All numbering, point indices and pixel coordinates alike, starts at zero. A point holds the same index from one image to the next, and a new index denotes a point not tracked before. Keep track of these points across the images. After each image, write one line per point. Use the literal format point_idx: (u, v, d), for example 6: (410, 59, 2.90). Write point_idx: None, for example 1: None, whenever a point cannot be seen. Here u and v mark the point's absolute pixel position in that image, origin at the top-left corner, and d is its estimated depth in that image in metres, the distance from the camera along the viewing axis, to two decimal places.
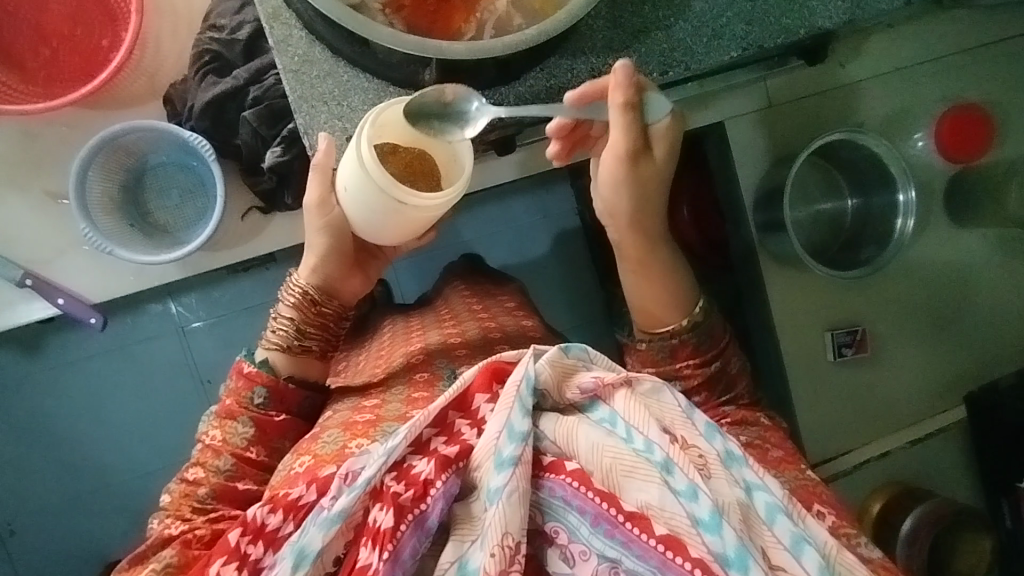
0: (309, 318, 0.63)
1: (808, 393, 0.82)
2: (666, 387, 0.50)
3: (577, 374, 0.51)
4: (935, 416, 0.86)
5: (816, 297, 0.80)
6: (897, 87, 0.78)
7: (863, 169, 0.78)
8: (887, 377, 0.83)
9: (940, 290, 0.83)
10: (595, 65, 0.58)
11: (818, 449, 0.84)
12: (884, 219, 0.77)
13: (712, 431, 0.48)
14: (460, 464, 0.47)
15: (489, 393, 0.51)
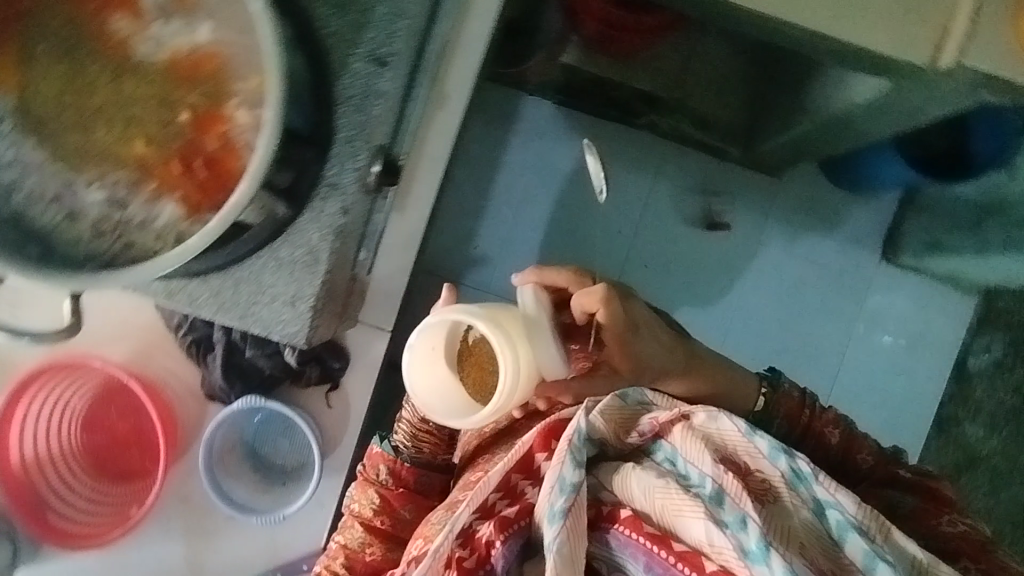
0: (424, 429, 0.90)
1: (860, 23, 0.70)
2: (721, 417, 0.72)
3: (635, 420, 0.75)
4: None
5: None
6: None
7: None
8: None
9: None
10: (368, 51, 0.56)
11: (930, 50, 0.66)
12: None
13: (775, 452, 0.69)
14: (522, 521, 0.71)
15: (545, 452, 0.76)
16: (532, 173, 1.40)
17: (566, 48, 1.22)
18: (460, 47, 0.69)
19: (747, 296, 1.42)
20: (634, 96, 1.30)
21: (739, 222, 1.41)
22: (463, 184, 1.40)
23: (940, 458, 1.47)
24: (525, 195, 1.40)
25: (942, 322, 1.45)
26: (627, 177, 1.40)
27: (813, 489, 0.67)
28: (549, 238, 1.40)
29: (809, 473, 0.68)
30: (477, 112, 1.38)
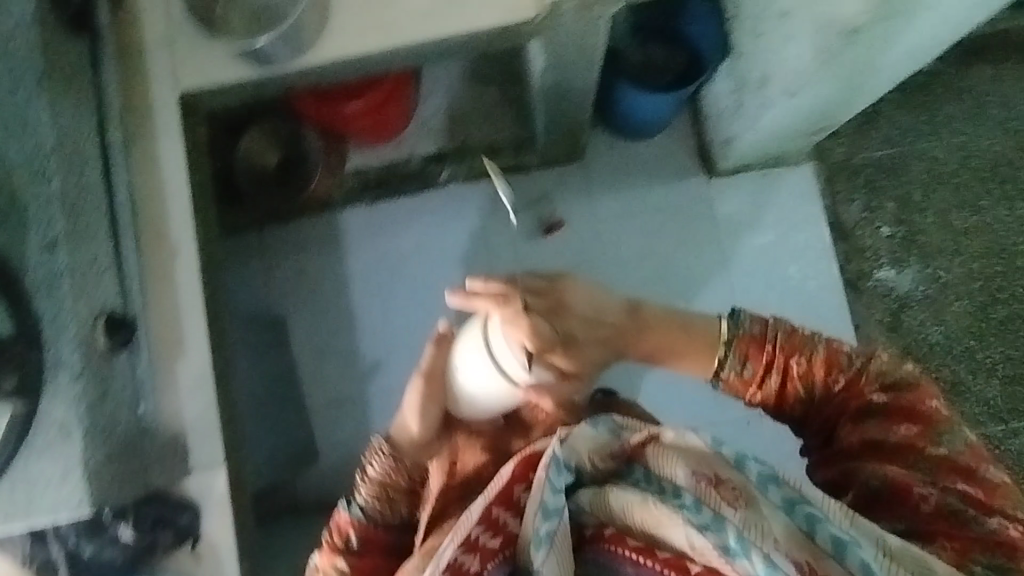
0: (392, 483, 0.80)
1: (465, 12, 0.82)
2: (688, 431, 0.61)
3: (603, 442, 0.64)
4: None
5: (342, 14, 0.83)
6: None
7: None
8: None
9: None
10: (47, 262, 0.76)
11: (499, 15, 0.81)
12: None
13: (743, 460, 0.59)
14: (506, 552, 0.62)
15: (524, 482, 0.65)
16: (380, 270, 1.47)
17: (347, 158, 1.40)
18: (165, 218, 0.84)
19: (618, 273, 1.45)
20: (425, 160, 1.42)
21: (574, 214, 1.45)
22: (329, 310, 1.47)
23: (871, 313, 1.47)
24: (384, 291, 1.47)
25: (804, 191, 1.47)
26: (460, 227, 1.47)
27: (783, 490, 0.57)
28: (422, 315, 1.47)
29: (775, 474, 0.58)
30: (309, 246, 1.47)
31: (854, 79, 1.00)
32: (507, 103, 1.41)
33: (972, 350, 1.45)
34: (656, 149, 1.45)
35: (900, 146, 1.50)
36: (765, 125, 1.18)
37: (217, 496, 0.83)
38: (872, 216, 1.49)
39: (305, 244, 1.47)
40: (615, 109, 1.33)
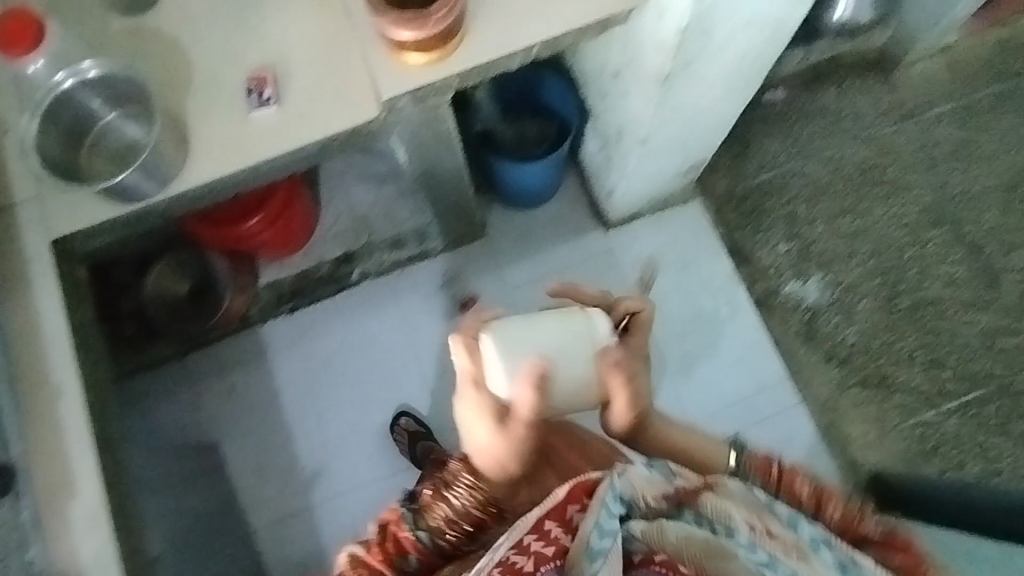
0: (462, 515, 0.75)
1: (311, 120, 0.89)
2: (747, 487, 0.66)
3: (657, 484, 0.65)
4: (325, 18, 0.93)
5: (205, 144, 0.90)
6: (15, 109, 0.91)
7: (59, 128, 0.87)
8: (290, 66, 0.92)
9: (196, 43, 0.94)
10: None
11: (344, 120, 0.89)
12: (97, 79, 0.85)
13: (796, 518, 0.63)
14: (558, 561, 0.59)
15: (579, 505, 0.64)
16: (308, 376, 1.49)
17: (259, 275, 1.43)
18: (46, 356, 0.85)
19: None
20: (335, 262, 1.47)
21: (485, 287, 1.50)
22: (262, 426, 1.46)
23: (787, 326, 1.51)
24: (315, 397, 1.48)
25: (698, 228, 1.55)
26: (380, 322, 1.51)
27: (833, 554, 0.61)
28: (355, 414, 1.47)
29: (827, 538, 0.62)
30: (233, 365, 1.48)
31: (688, 123, 1.10)
32: (403, 196, 1.48)
33: (889, 344, 1.50)
34: (551, 213, 1.53)
35: (775, 169, 1.60)
36: (634, 174, 1.25)
37: None
38: (766, 236, 1.57)
39: (231, 365, 1.48)
40: (500, 183, 1.40)
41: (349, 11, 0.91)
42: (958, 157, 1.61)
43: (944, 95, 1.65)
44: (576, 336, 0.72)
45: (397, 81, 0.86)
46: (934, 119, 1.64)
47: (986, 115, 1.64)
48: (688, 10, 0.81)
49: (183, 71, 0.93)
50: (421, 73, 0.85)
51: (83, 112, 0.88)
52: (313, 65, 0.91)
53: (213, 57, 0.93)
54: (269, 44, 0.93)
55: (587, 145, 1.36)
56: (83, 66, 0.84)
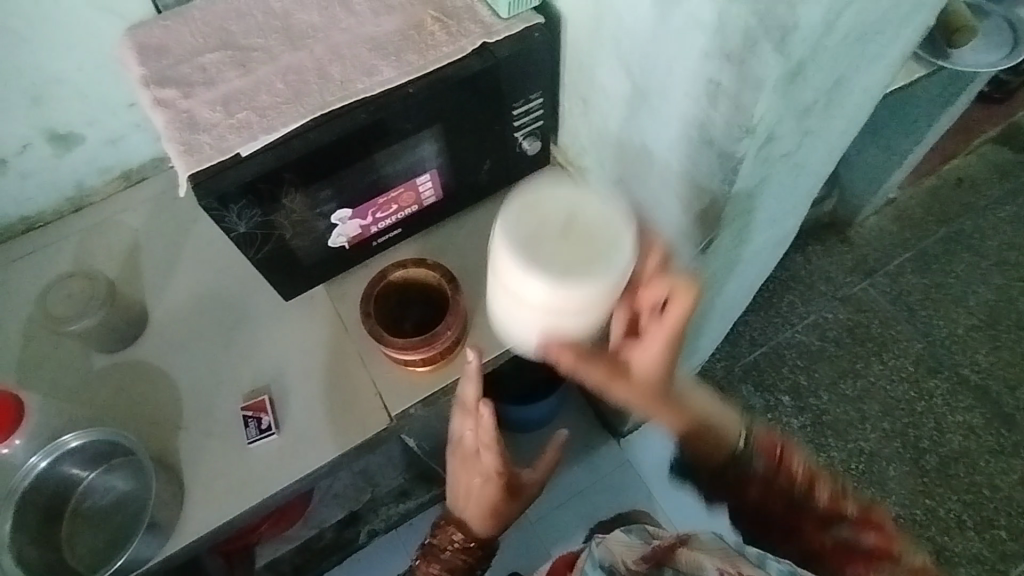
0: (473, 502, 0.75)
1: (315, 440, 0.84)
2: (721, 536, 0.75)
3: (635, 543, 0.84)
4: (314, 325, 0.90)
5: (203, 486, 0.83)
6: None
7: (44, 503, 0.82)
8: (285, 384, 0.87)
9: (178, 369, 0.89)
10: None
11: (355, 434, 0.84)
12: (78, 449, 0.81)
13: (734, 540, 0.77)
14: None
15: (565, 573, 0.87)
16: None
17: (255, 559, 1.27)
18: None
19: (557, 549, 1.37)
20: (338, 528, 1.35)
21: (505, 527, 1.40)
22: None
23: None
24: None
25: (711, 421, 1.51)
26: None
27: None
28: None
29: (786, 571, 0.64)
30: None
31: (692, 350, 1.09)
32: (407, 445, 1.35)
33: (933, 510, 1.44)
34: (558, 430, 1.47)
35: (767, 345, 1.60)
36: None
37: None
38: (776, 415, 1.54)
39: None
40: (510, 423, 1.35)
41: (345, 318, 0.89)
42: (933, 301, 1.65)
43: (902, 244, 1.72)
44: (535, 273, 0.55)
45: (406, 394, 0.83)
46: (898, 269, 1.69)
47: (945, 259, 1.70)
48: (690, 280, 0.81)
49: (171, 408, 0.86)
50: (429, 383, 0.83)
51: (65, 479, 0.83)
52: (313, 381, 0.87)
53: (199, 384, 0.88)
54: (263, 364, 0.88)
55: None
56: (62, 441, 0.80)
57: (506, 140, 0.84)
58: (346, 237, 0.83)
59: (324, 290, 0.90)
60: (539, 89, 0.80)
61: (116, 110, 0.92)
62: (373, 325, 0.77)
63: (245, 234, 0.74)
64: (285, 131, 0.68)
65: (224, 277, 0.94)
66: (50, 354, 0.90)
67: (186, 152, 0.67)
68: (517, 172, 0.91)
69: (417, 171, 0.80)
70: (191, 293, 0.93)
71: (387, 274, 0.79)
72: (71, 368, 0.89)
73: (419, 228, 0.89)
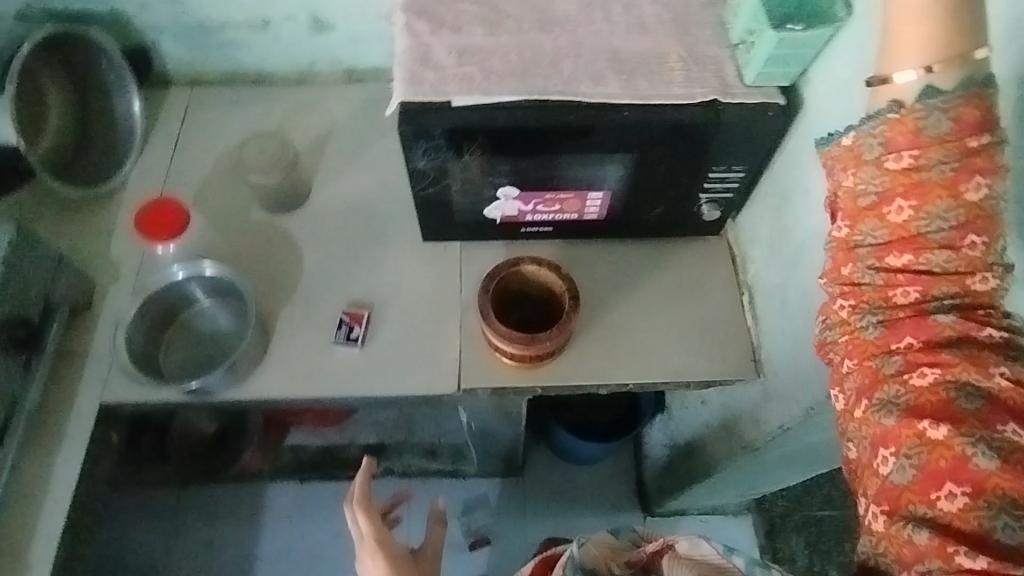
0: None
1: (386, 372, 0.88)
2: (701, 539, 0.61)
3: (625, 551, 0.67)
4: (437, 270, 0.94)
5: (285, 356, 0.90)
6: (133, 272, 0.97)
7: (167, 304, 0.93)
8: (387, 307, 0.92)
9: (311, 250, 0.97)
10: None
11: (422, 383, 0.87)
12: (211, 278, 0.92)
13: (752, 566, 0.58)
14: None
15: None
16: (291, 561, 1.43)
17: (286, 437, 1.37)
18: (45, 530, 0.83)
19: (526, 535, 1.40)
20: (367, 447, 1.39)
21: (503, 533, 1.40)
22: None
23: None
24: None
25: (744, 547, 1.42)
26: None
27: None
28: None
29: None
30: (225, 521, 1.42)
31: (760, 476, 1.03)
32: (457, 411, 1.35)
33: None
34: (594, 475, 1.45)
35: None
36: (690, 494, 1.17)
37: None
38: None
39: (222, 515, 1.44)
40: (555, 445, 1.35)
41: (464, 282, 0.93)
42: None
43: None
44: None
45: (482, 375, 0.86)
46: None
47: None
48: (800, 415, 0.76)
49: (290, 281, 0.95)
50: (507, 375, 0.85)
51: (189, 294, 0.94)
52: (411, 319, 0.91)
53: (320, 272, 0.95)
54: (378, 284, 0.94)
55: (654, 431, 1.30)
56: (202, 265, 0.91)
57: (689, 195, 0.83)
58: (502, 213, 0.86)
59: (459, 248, 0.94)
60: (744, 164, 0.78)
61: (371, 17, 1.00)
62: (487, 302, 0.79)
63: (421, 170, 0.78)
64: (500, 100, 0.71)
65: (383, 193, 1.00)
66: (222, 189, 1.02)
67: (410, 81, 0.72)
68: (682, 227, 0.89)
69: (593, 186, 0.81)
70: (352, 194, 1.01)
71: (521, 263, 0.80)
72: (235, 209, 1.00)
73: (568, 234, 0.91)
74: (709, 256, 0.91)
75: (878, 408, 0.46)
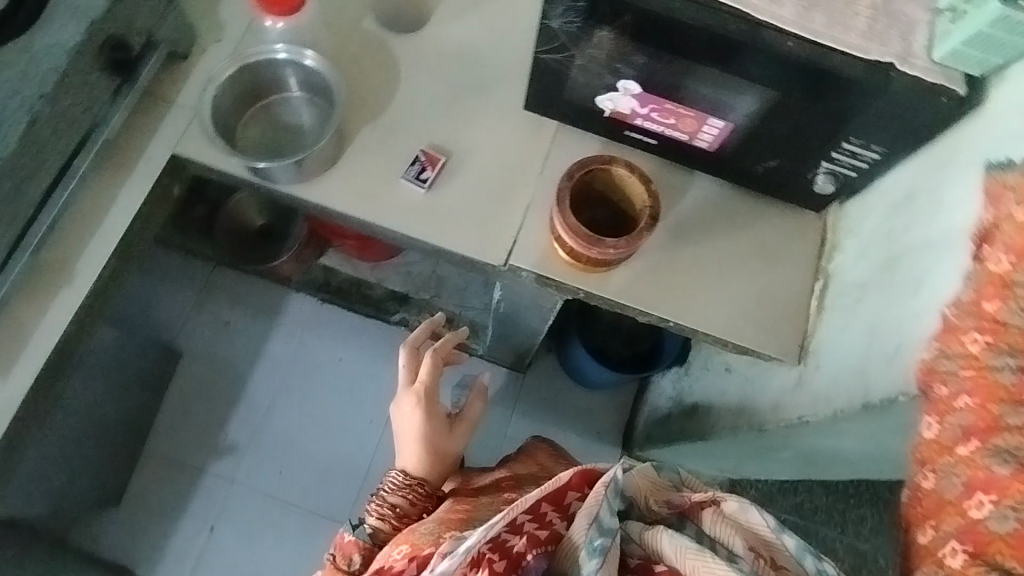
0: (415, 486, 0.87)
1: (444, 224, 0.88)
2: (753, 506, 0.56)
3: (666, 488, 0.63)
4: (529, 142, 0.91)
5: (358, 172, 0.90)
6: (239, 38, 0.95)
7: (261, 81, 0.93)
8: (468, 161, 0.90)
9: (415, 78, 0.94)
10: None
11: (477, 245, 0.87)
12: (309, 71, 0.91)
13: (802, 552, 0.54)
14: (550, 546, 0.61)
15: (580, 491, 0.65)
16: (290, 367, 1.46)
17: (323, 254, 1.40)
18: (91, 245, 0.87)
19: (510, 428, 1.44)
20: (391, 294, 1.43)
21: (488, 418, 1.44)
22: (225, 373, 1.45)
23: None
24: (285, 388, 1.45)
25: None
26: (382, 371, 1.46)
27: None
28: (302, 424, 1.43)
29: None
30: (243, 308, 1.48)
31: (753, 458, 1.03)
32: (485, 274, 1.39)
33: None
34: (590, 400, 1.47)
35: None
36: (675, 450, 1.19)
37: None
38: None
39: (239, 301, 1.49)
40: (566, 357, 1.36)
41: (547, 164, 0.90)
42: None
43: None
44: None
45: (534, 259, 0.85)
46: None
47: None
48: (826, 414, 0.74)
49: (381, 103, 0.92)
50: (556, 268, 0.84)
51: (289, 80, 0.93)
52: (486, 181, 0.89)
53: (414, 103, 0.93)
54: (464, 135, 0.91)
55: (665, 381, 1.30)
56: (305, 54, 0.90)
57: (810, 157, 0.78)
58: (613, 107, 0.82)
59: (554, 129, 0.91)
60: (884, 146, 0.71)
61: None
62: (567, 188, 0.77)
63: (552, 30, 0.73)
64: None
65: (501, 47, 0.96)
66: None
67: None
68: (784, 189, 0.85)
69: (717, 113, 0.76)
70: (469, 39, 0.96)
71: (614, 163, 0.77)
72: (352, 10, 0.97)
73: (668, 154, 0.86)
74: (797, 232, 0.87)
75: (990, 455, 0.45)
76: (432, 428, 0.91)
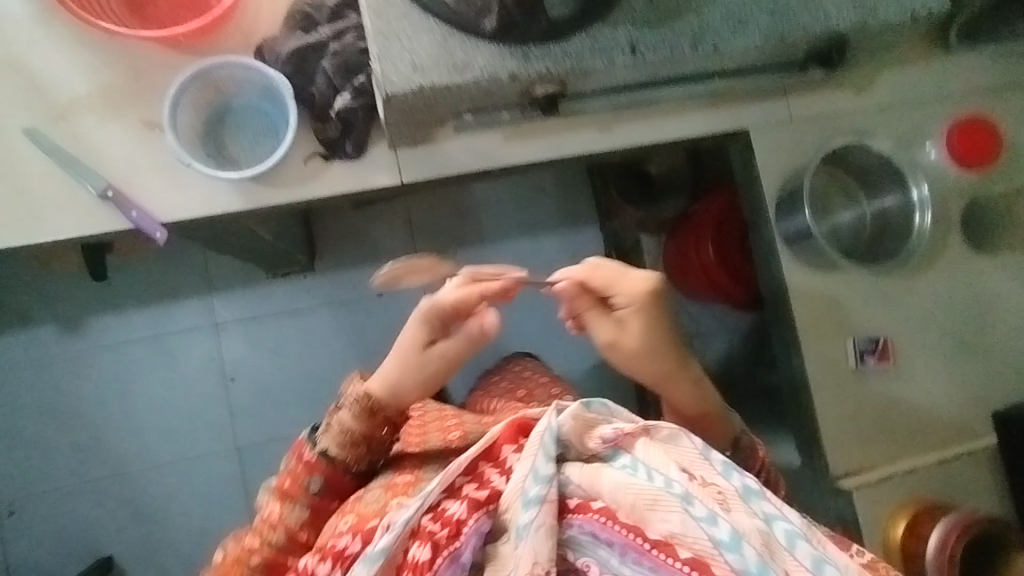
0: (373, 425, 0.71)
1: (831, 402, 0.86)
2: (684, 433, 0.54)
3: (597, 426, 0.56)
4: (961, 434, 0.88)
5: (836, 301, 0.87)
6: (900, 114, 0.89)
7: (870, 165, 0.88)
8: (908, 389, 0.87)
9: (956, 298, 0.90)
10: (634, 36, 0.66)
11: (840, 447, 0.85)
12: (905, 218, 0.86)
13: (728, 468, 0.52)
14: (490, 506, 0.55)
15: (514, 444, 0.60)
16: (539, 265, 1.45)
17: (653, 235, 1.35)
18: (659, 121, 0.82)
19: None
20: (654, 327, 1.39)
21: None
22: (503, 215, 1.43)
23: None
24: (520, 276, 1.44)
25: None
26: None
27: (763, 504, 0.50)
28: None
29: (762, 489, 0.51)
30: (563, 191, 1.46)
31: None
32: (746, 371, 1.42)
33: None
34: None
35: None
36: None
37: (368, 183, 0.76)
38: None
39: (566, 185, 1.46)
40: None
41: (948, 462, 0.87)
42: None
43: None
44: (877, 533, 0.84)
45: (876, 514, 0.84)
46: None
47: None
48: None
49: (903, 273, 0.89)
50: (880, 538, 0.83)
51: (894, 204, 0.87)
52: (899, 418, 0.87)
53: (929, 310, 0.89)
54: (927, 370, 0.88)
55: None
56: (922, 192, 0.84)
57: None
58: None
59: (982, 445, 0.88)
60: None
61: None
62: (980, 525, 0.78)
63: None
64: None
65: None
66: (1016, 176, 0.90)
67: None
68: None
69: None
70: (1012, 310, 0.90)
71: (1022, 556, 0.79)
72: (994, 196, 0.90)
73: None
74: None
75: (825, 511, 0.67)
76: (439, 370, 0.73)
